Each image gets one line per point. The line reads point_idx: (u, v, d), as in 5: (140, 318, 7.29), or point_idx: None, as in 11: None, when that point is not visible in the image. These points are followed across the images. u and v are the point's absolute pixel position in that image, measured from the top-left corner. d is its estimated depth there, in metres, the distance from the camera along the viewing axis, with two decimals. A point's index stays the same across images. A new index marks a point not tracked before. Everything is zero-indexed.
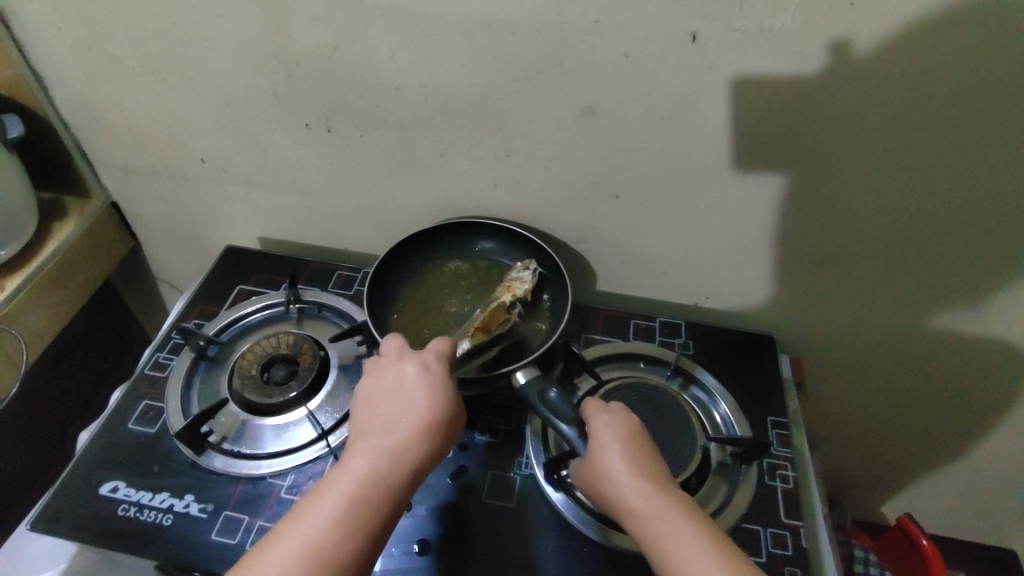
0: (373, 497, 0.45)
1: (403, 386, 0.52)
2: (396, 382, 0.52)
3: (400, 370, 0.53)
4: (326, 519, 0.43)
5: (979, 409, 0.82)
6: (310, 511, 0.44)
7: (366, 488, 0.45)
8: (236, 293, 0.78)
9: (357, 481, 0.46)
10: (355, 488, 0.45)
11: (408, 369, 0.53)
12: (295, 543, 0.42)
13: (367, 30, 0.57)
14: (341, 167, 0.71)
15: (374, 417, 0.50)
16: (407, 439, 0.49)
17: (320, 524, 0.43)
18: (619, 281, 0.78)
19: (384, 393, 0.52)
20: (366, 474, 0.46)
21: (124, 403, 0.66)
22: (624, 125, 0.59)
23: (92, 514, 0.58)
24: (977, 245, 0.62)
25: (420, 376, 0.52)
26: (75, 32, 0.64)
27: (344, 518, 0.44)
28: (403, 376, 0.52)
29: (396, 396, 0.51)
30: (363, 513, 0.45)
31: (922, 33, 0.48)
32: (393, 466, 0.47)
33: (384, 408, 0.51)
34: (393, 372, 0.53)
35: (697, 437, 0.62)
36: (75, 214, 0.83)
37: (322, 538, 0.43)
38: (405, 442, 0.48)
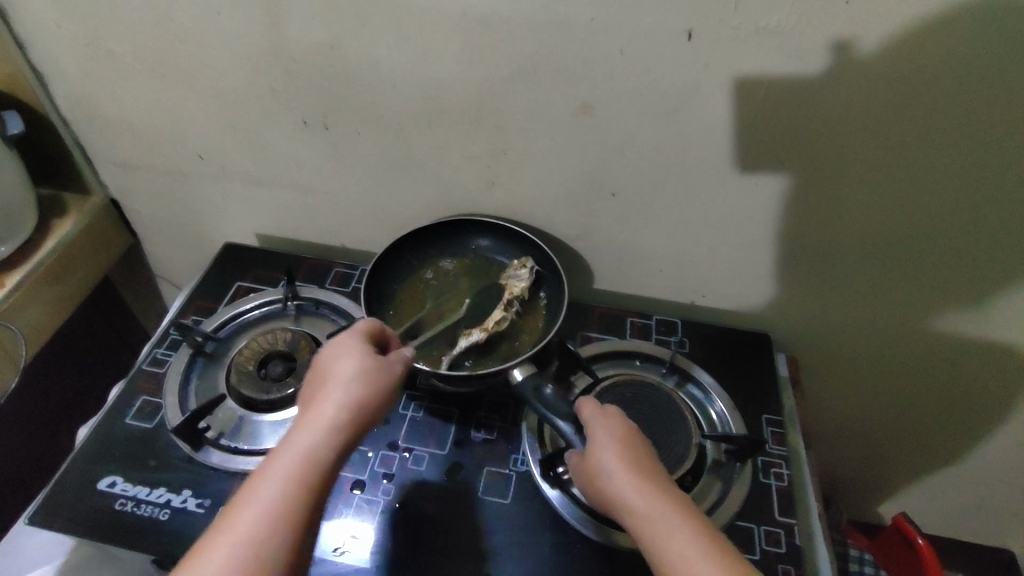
0: (308, 464, 0.44)
1: (325, 364, 0.51)
2: (319, 365, 0.52)
3: (322, 352, 0.53)
4: (262, 493, 0.42)
5: (975, 409, 0.82)
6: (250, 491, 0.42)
7: (299, 456, 0.44)
8: (234, 290, 0.78)
9: (288, 452, 0.44)
10: (287, 459, 0.44)
11: (327, 348, 0.52)
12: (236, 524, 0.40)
13: (364, 27, 0.57)
14: (338, 164, 0.71)
15: (306, 401, 0.50)
16: (332, 402, 0.47)
17: (258, 501, 0.41)
18: (615, 279, 0.78)
19: (313, 379, 0.51)
20: (294, 444, 0.44)
21: (122, 398, 0.67)
22: (621, 123, 0.60)
23: (89, 509, 0.58)
24: (972, 245, 0.62)
25: (341, 350, 0.52)
26: (74, 29, 0.64)
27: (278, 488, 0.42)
28: (323, 356, 0.52)
29: (321, 375, 0.51)
30: (300, 482, 0.43)
31: (916, 32, 0.48)
32: (321, 430, 0.46)
33: (312, 389, 0.50)
34: (318, 357, 0.53)
35: (692, 435, 0.62)
36: (74, 210, 0.83)
37: (262, 513, 0.41)
38: (331, 405, 0.47)
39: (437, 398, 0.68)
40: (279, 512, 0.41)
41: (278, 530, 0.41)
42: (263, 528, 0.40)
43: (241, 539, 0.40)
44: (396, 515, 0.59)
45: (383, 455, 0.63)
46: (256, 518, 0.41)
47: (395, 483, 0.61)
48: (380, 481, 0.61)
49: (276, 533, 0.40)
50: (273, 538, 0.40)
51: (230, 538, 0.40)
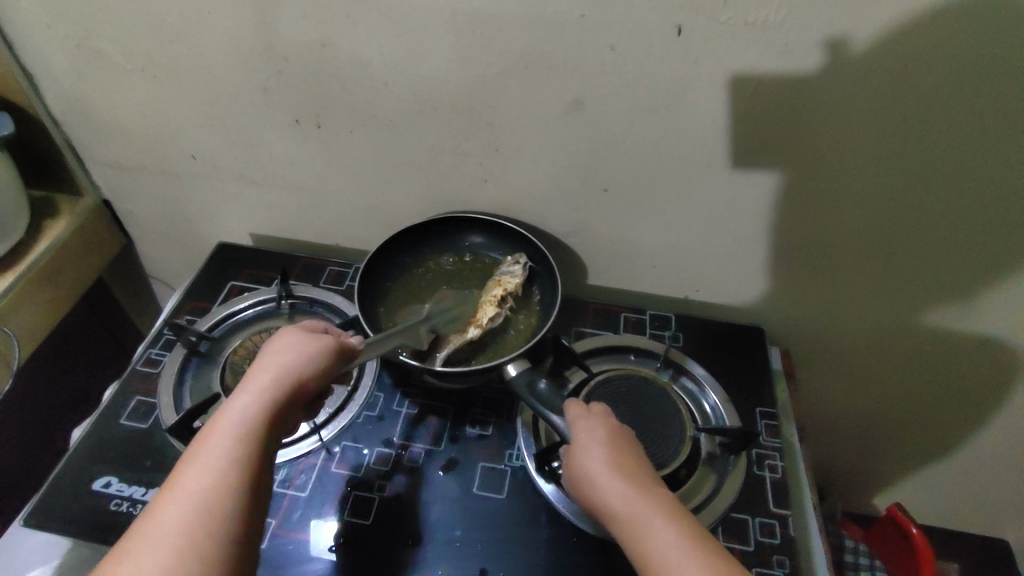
0: (243, 429, 0.43)
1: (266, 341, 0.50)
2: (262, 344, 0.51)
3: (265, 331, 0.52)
4: (199, 462, 0.41)
5: (968, 402, 0.82)
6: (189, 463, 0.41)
7: (235, 423, 0.43)
8: (227, 290, 0.78)
9: (224, 419, 0.43)
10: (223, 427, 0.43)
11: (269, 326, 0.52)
12: (174, 495, 0.40)
13: (355, 26, 0.57)
14: (331, 163, 0.72)
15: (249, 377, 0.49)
16: (266, 369, 0.46)
17: (195, 470, 0.41)
18: (609, 274, 0.78)
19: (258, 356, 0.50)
20: (228, 413, 0.44)
21: (116, 398, 0.66)
22: (612, 119, 0.60)
23: (85, 509, 0.58)
24: (962, 237, 0.63)
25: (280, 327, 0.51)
26: (65, 30, 0.64)
27: (214, 455, 0.41)
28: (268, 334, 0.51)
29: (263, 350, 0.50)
30: (236, 449, 0.42)
31: (904, 24, 0.48)
32: (255, 396, 0.45)
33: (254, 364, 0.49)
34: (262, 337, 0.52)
35: (686, 429, 0.63)
36: (67, 212, 0.83)
37: (199, 480, 0.40)
38: (265, 371, 0.46)
39: (431, 394, 0.68)
40: (217, 478, 0.40)
41: (218, 496, 0.40)
42: (202, 495, 0.40)
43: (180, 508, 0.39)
44: (390, 510, 0.59)
45: (378, 451, 0.63)
46: (194, 486, 0.40)
47: (390, 479, 0.61)
48: (374, 477, 0.61)
49: (215, 500, 0.40)
50: (213, 504, 0.40)
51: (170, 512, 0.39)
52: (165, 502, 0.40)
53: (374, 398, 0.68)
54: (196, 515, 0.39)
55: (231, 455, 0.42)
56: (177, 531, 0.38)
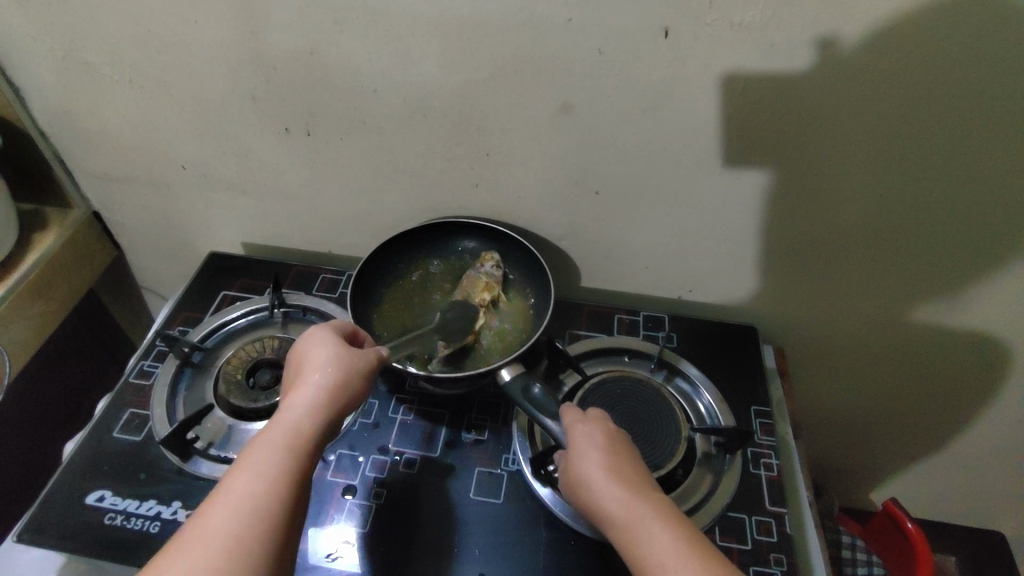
0: (295, 444, 0.46)
1: (301, 355, 0.53)
2: (294, 356, 0.54)
3: (295, 344, 0.55)
4: (251, 466, 0.43)
5: (962, 396, 0.83)
6: (243, 464, 0.43)
7: (287, 435, 0.46)
8: (219, 299, 0.78)
9: (278, 432, 0.46)
10: (278, 436, 0.46)
11: (300, 339, 0.55)
12: (228, 495, 0.41)
13: (343, 33, 0.57)
14: (322, 171, 0.71)
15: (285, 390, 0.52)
16: (314, 384, 0.50)
17: (249, 472, 0.43)
18: (602, 276, 0.78)
19: (289, 370, 0.53)
20: (280, 425, 0.47)
21: (109, 412, 0.66)
22: (602, 121, 0.60)
23: (79, 523, 0.58)
24: (950, 233, 0.63)
25: (312, 339, 0.54)
26: (51, 42, 0.63)
27: (266, 461, 0.44)
28: (300, 348, 0.54)
29: (298, 364, 0.53)
30: (288, 457, 0.44)
31: (887, 23, 0.49)
32: (305, 412, 0.48)
33: (291, 379, 0.52)
34: (291, 348, 0.55)
35: (682, 428, 0.63)
36: (56, 224, 0.83)
37: (254, 484, 0.42)
38: (312, 389, 0.50)
39: (426, 399, 0.68)
40: (271, 483, 0.43)
41: (273, 496, 0.42)
42: (256, 496, 0.42)
43: (233, 509, 0.41)
44: (388, 517, 0.59)
45: (375, 458, 0.63)
46: (249, 487, 0.42)
47: (387, 485, 0.61)
48: (371, 484, 0.61)
49: (270, 502, 0.42)
50: (265, 506, 0.42)
51: (226, 507, 0.41)
52: (215, 504, 0.41)
53: (368, 405, 0.68)
54: (253, 517, 0.41)
55: (283, 462, 0.44)
56: (230, 530, 0.40)
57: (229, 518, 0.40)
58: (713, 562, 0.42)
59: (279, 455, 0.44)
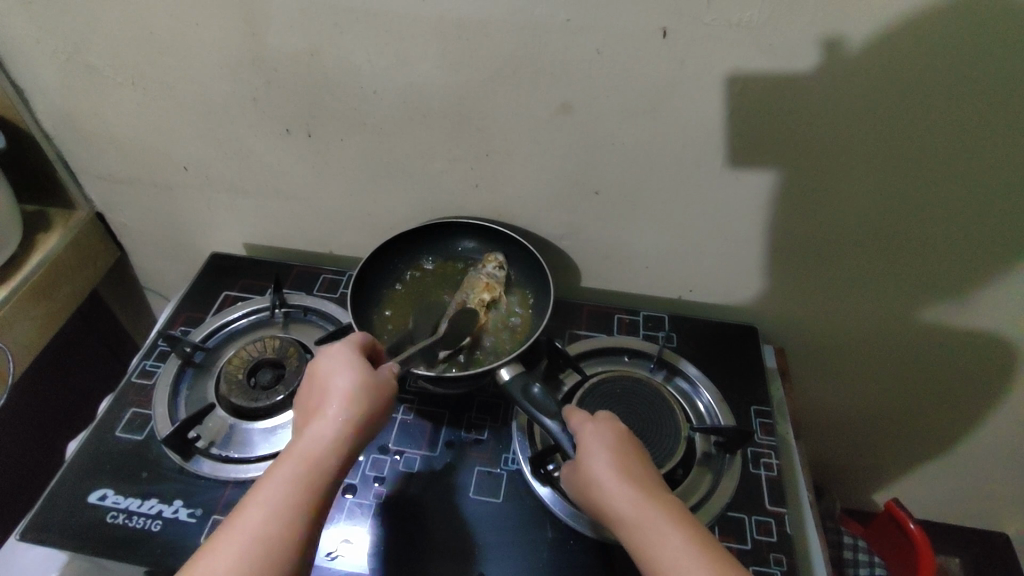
0: (311, 478, 0.46)
1: (321, 377, 0.53)
2: (314, 377, 0.54)
3: (315, 363, 0.54)
4: (262, 507, 0.44)
5: (964, 397, 0.82)
6: (256, 500, 0.44)
7: (302, 470, 0.46)
8: (221, 300, 0.78)
9: (295, 463, 0.46)
10: (292, 470, 0.46)
11: (320, 359, 0.54)
12: (237, 533, 0.42)
13: (342, 34, 0.57)
14: (323, 172, 0.72)
15: (304, 414, 0.52)
16: (330, 414, 0.50)
17: (259, 509, 0.44)
18: (603, 276, 0.78)
19: (308, 392, 0.53)
20: (296, 458, 0.47)
21: (112, 411, 0.66)
22: (600, 122, 0.60)
23: (81, 522, 0.58)
24: (952, 233, 0.63)
25: (332, 361, 0.53)
26: (54, 44, 0.64)
27: (278, 500, 0.44)
28: (324, 365, 0.54)
29: (318, 388, 0.53)
30: (302, 494, 0.45)
31: (885, 22, 0.49)
32: (321, 443, 0.48)
33: (310, 403, 0.52)
34: (310, 369, 0.54)
35: (682, 428, 0.63)
36: (60, 225, 0.83)
37: (266, 524, 0.43)
38: (330, 419, 0.49)
39: (426, 399, 0.68)
40: (282, 525, 0.43)
41: (281, 536, 0.43)
42: (265, 537, 0.42)
43: (242, 551, 0.42)
44: (388, 517, 0.59)
45: (375, 458, 0.63)
46: (257, 526, 0.43)
47: (387, 485, 0.61)
48: (371, 484, 0.61)
49: (281, 543, 0.42)
50: (274, 547, 0.42)
51: (234, 546, 0.42)
52: (225, 540, 0.42)
53: None
54: (258, 558, 0.42)
55: (295, 498, 0.45)
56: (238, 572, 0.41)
57: (234, 562, 0.41)
58: (724, 564, 0.43)
59: (293, 492, 0.45)
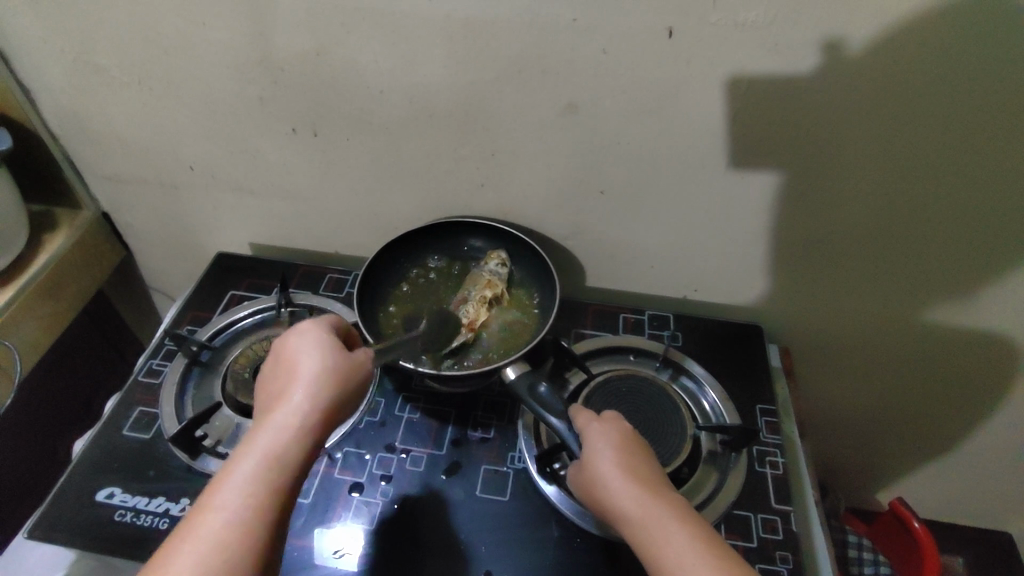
0: (270, 473, 0.44)
1: (285, 361, 0.51)
2: (280, 360, 0.51)
3: (281, 343, 0.52)
4: (219, 508, 0.42)
5: (969, 396, 0.82)
6: (212, 498, 0.43)
7: (261, 465, 0.44)
8: (227, 299, 0.78)
9: (253, 456, 0.44)
10: (249, 464, 0.44)
11: (287, 339, 0.52)
12: (194, 536, 0.41)
13: (349, 34, 0.58)
14: (328, 171, 0.72)
15: (268, 397, 0.50)
16: (296, 398, 0.48)
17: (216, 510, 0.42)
18: (607, 276, 0.79)
19: (273, 372, 0.51)
20: (256, 450, 0.45)
21: (118, 410, 0.67)
22: (606, 121, 0.60)
23: (89, 520, 0.58)
24: (957, 232, 0.63)
25: (300, 342, 0.52)
26: (62, 44, 0.64)
27: (244, 491, 0.43)
28: (288, 349, 0.51)
29: (284, 371, 0.51)
30: (261, 491, 0.43)
31: (891, 22, 0.49)
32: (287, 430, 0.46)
33: (275, 385, 0.50)
34: (275, 349, 0.52)
35: (688, 426, 0.63)
36: (66, 225, 0.83)
37: (224, 525, 0.41)
38: (296, 403, 0.48)
39: (432, 398, 0.69)
40: (240, 527, 0.42)
41: (240, 539, 0.41)
42: (223, 539, 0.41)
43: (201, 554, 0.40)
44: (396, 515, 0.59)
45: (381, 457, 0.63)
46: (213, 529, 0.41)
47: (394, 484, 0.61)
48: (378, 482, 0.61)
49: (243, 540, 0.41)
50: (235, 548, 0.41)
51: (190, 550, 0.40)
52: (182, 543, 0.41)
53: (375, 404, 0.68)
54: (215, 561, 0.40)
55: (254, 495, 0.43)
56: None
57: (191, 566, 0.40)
58: (731, 562, 0.43)
59: (252, 489, 0.43)
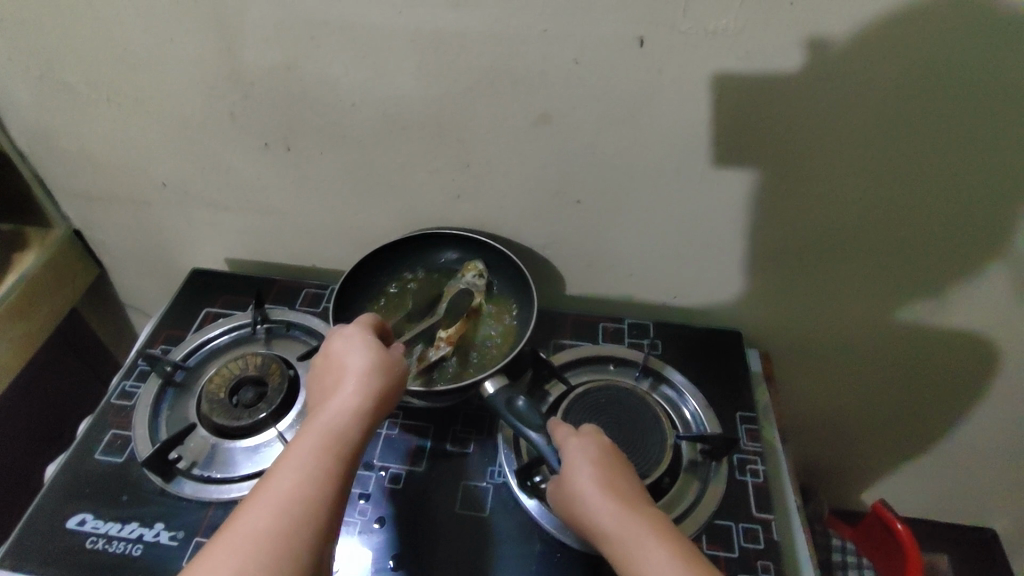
0: (335, 446, 0.46)
1: (336, 357, 0.53)
2: (330, 357, 0.54)
3: (330, 345, 0.54)
4: (288, 472, 0.43)
5: (948, 396, 0.83)
6: (278, 467, 0.44)
7: (325, 439, 0.46)
8: (202, 316, 0.77)
9: (317, 432, 0.46)
10: (312, 438, 0.46)
11: (335, 340, 0.54)
12: (263, 498, 0.42)
13: (319, 48, 0.57)
14: (303, 185, 0.71)
15: (320, 393, 0.51)
16: (348, 388, 0.50)
17: (283, 475, 0.43)
18: (586, 285, 0.78)
19: (322, 372, 0.53)
20: (318, 428, 0.47)
21: (91, 433, 0.66)
22: (579, 132, 0.60)
23: (60, 548, 0.57)
24: (932, 234, 0.63)
25: (349, 342, 0.54)
26: (27, 61, 0.63)
27: (308, 464, 0.44)
28: (337, 346, 0.54)
29: (333, 367, 0.53)
30: (326, 461, 0.44)
31: (858, 28, 0.49)
32: (344, 414, 0.48)
33: (326, 382, 0.52)
34: (324, 351, 0.54)
35: (667, 436, 0.63)
36: (37, 244, 0.82)
37: (296, 488, 0.42)
38: (349, 392, 0.49)
39: (411, 413, 0.68)
40: (310, 491, 0.43)
41: (310, 501, 0.42)
42: (292, 501, 0.42)
43: (274, 513, 0.41)
44: (373, 533, 0.58)
45: (359, 475, 0.62)
46: (283, 491, 0.42)
47: (373, 501, 0.60)
48: (357, 501, 0.60)
49: (313, 502, 0.42)
50: (306, 509, 0.42)
51: (261, 510, 0.41)
52: (253, 504, 0.42)
53: None
54: (289, 519, 0.41)
55: (321, 464, 0.44)
56: (271, 535, 0.40)
57: (266, 523, 0.41)
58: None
59: (318, 459, 0.44)
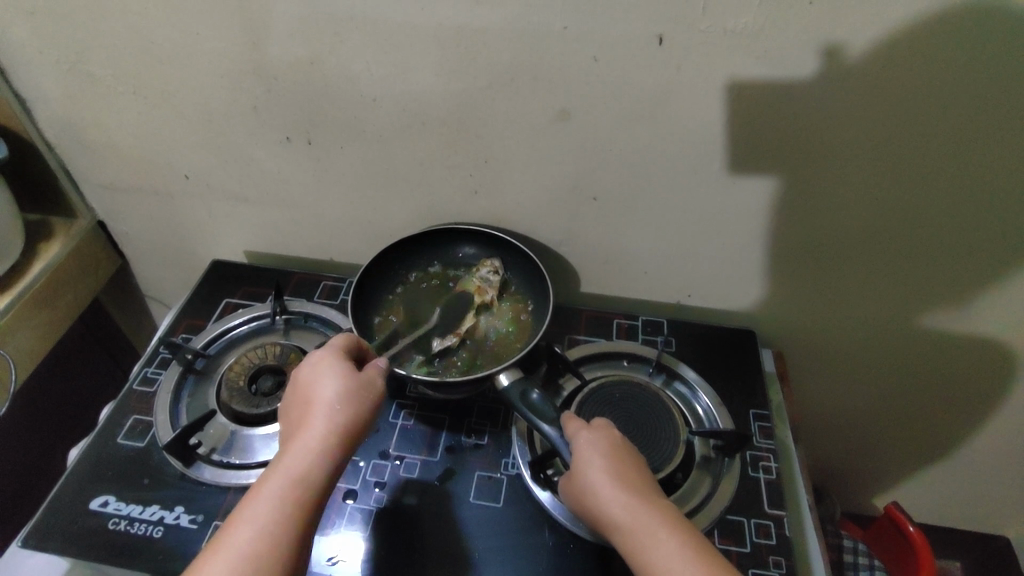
0: (297, 492, 0.46)
1: (305, 388, 0.53)
2: (300, 387, 0.54)
3: (299, 374, 0.55)
4: (249, 522, 0.44)
5: (964, 400, 0.82)
6: (239, 516, 0.45)
7: (287, 484, 0.46)
8: (222, 307, 0.79)
9: (280, 476, 0.47)
10: (274, 484, 0.46)
11: (303, 370, 0.55)
12: (226, 548, 0.43)
13: (342, 43, 0.58)
14: (323, 179, 0.72)
15: (289, 427, 0.52)
16: (315, 426, 0.50)
17: (244, 525, 0.44)
18: (601, 283, 0.79)
19: (293, 405, 0.53)
20: (283, 471, 0.47)
21: (113, 418, 0.67)
22: (597, 129, 0.61)
23: (83, 528, 0.58)
24: (948, 236, 0.63)
25: (317, 371, 0.54)
26: (57, 55, 0.65)
27: (270, 512, 0.45)
28: (306, 376, 0.54)
29: (303, 399, 0.53)
30: (287, 509, 0.45)
31: (877, 28, 0.50)
32: (309, 453, 0.48)
33: (295, 415, 0.52)
34: (293, 381, 0.55)
35: (680, 432, 0.63)
36: (62, 234, 0.84)
37: (253, 538, 0.43)
38: (317, 429, 0.50)
39: (427, 404, 0.69)
40: (269, 540, 0.44)
41: (269, 552, 0.43)
42: (252, 551, 0.43)
43: (234, 563, 0.42)
44: (387, 522, 0.59)
45: (375, 463, 0.63)
46: (242, 543, 0.43)
47: (388, 490, 0.61)
48: (372, 489, 0.61)
49: (272, 552, 0.43)
50: (265, 559, 0.43)
51: (221, 562, 0.42)
52: (215, 554, 0.43)
53: None
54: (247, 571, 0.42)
55: (281, 514, 0.45)
56: None
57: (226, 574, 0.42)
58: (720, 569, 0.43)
59: (279, 507, 0.45)
